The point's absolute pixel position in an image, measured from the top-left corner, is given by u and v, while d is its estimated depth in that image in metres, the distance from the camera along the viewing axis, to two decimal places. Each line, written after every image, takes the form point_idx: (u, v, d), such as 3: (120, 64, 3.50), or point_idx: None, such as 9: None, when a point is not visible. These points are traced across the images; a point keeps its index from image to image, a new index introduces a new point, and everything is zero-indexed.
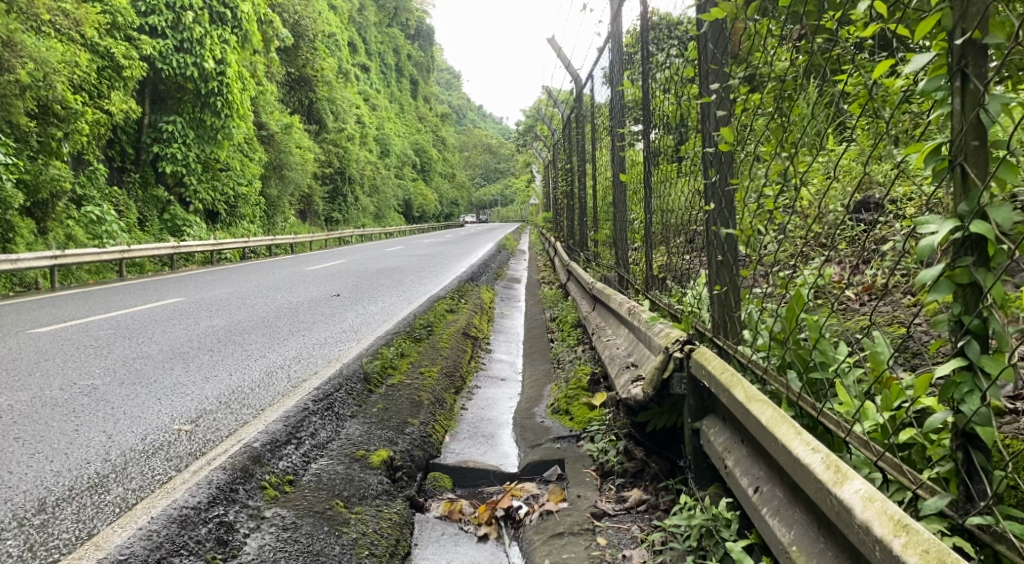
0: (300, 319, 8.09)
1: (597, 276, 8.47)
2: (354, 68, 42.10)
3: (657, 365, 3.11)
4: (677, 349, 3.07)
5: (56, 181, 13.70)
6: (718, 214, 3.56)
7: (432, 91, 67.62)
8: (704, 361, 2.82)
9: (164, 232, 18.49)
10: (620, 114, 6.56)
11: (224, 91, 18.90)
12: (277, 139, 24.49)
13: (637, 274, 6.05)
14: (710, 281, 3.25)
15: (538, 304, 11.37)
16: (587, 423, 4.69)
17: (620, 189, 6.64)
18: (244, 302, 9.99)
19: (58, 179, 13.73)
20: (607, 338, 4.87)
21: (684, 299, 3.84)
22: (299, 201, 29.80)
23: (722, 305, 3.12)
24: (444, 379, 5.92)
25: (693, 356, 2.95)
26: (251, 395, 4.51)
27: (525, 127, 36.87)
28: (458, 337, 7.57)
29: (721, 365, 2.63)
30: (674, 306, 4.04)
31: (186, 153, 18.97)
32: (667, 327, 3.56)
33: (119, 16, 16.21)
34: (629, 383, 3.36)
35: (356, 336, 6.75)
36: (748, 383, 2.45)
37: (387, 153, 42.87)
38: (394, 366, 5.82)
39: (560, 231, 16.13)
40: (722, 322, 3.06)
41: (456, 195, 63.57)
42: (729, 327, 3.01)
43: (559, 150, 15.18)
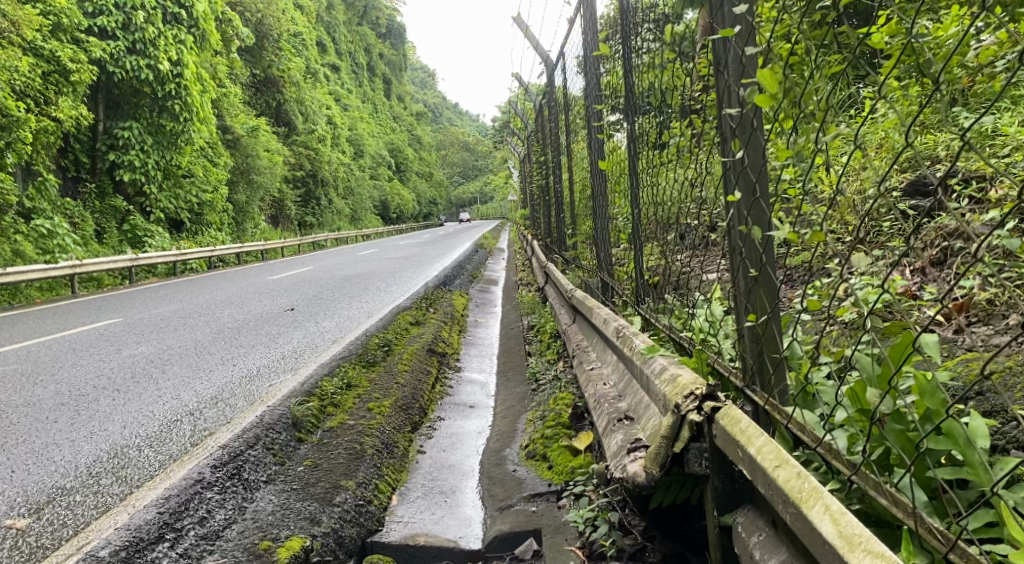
0: (239, 343, 7.05)
1: (577, 280, 7.52)
2: (324, 69, 40.93)
3: (666, 434, 2.15)
4: (690, 406, 2.14)
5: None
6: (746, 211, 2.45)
7: (407, 91, 66.45)
8: (744, 441, 1.92)
9: (124, 244, 17.28)
10: (595, 93, 5.58)
11: (182, 95, 17.71)
12: (243, 143, 23.31)
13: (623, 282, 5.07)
14: (736, 308, 2.37)
15: (515, 310, 10.38)
16: (570, 475, 3.70)
17: (599, 180, 5.69)
18: (187, 321, 8.93)
19: None
20: (588, 367, 3.89)
21: (696, 325, 2.88)
22: (270, 206, 28.57)
23: (754, 343, 2.28)
24: (397, 414, 4.90)
25: (722, 422, 2.02)
26: (129, 462, 3.50)
27: (500, 124, 35.84)
28: (421, 356, 6.56)
29: (786, 467, 1.79)
30: (679, 331, 3.08)
31: (145, 159, 17.74)
32: (672, 364, 2.60)
33: (64, 17, 14.97)
34: (625, 454, 2.38)
35: (296, 365, 5.73)
36: (850, 518, 1.62)
37: (359, 155, 41.63)
38: (336, 405, 4.82)
39: (537, 228, 15.18)
40: (758, 367, 2.25)
41: (433, 195, 62.42)
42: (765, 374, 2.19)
43: (534, 144, 14.17)
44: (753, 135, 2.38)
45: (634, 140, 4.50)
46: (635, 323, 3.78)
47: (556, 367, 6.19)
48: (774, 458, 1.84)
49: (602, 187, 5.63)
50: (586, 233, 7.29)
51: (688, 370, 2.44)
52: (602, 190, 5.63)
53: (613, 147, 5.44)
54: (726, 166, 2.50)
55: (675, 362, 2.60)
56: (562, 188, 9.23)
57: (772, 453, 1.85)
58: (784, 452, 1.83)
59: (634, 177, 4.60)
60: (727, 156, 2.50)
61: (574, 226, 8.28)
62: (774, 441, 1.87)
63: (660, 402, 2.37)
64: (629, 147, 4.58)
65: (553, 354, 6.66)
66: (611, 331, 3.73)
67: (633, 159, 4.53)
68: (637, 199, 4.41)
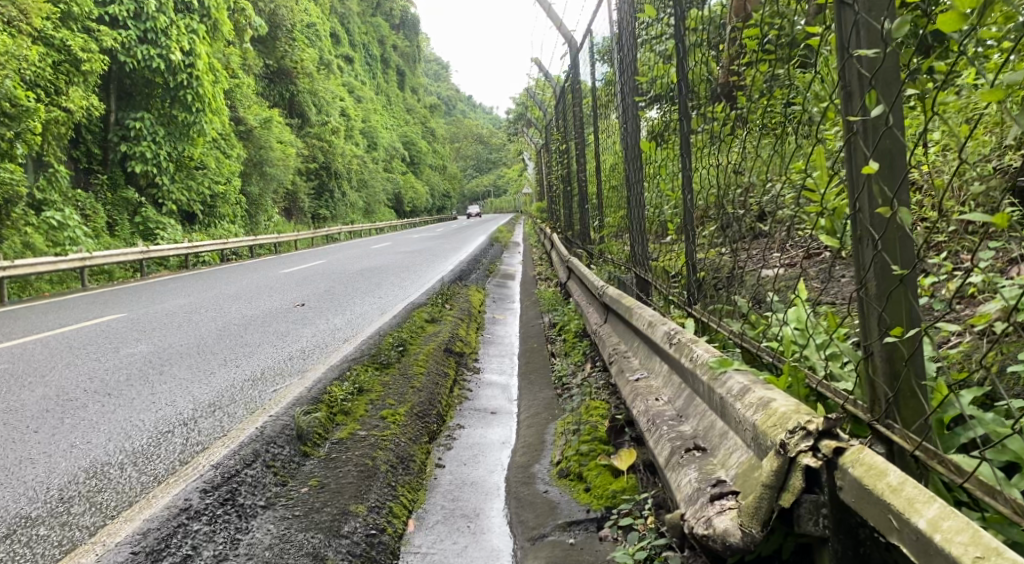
0: (245, 341, 6.61)
1: (604, 274, 7.03)
2: (337, 61, 40.53)
3: (771, 486, 1.79)
4: (807, 453, 1.78)
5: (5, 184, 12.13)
6: (889, 180, 1.97)
7: (421, 83, 65.96)
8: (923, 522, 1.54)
9: (136, 236, 16.91)
10: (630, 70, 5.06)
11: (194, 85, 17.23)
12: (256, 134, 22.91)
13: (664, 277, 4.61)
14: (866, 333, 2.05)
15: (535, 305, 9.87)
16: (611, 500, 3.24)
17: (636, 167, 5.21)
18: (192, 317, 8.51)
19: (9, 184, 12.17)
20: (631, 375, 3.44)
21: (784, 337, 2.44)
22: (283, 198, 28.16)
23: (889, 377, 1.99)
24: (412, 423, 4.46)
25: (871, 484, 1.63)
26: (109, 483, 3.10)
27: (515, 117, 35.25)
28: (438, 356, 6.10)
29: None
30: (749, 344, 2.67)
31: (157, 151, 17.32)
32: (755, 382, 2.16)
33: (74, 5, 14.56)
34: (708, 504, 1.98)
35: (304, 367, 5.29)
36: None
37: (373, 147, 41.20)
38: (346, 412, 4.38)
39: (556, 221, 14.70)
40: (897, 398, 1.96)
41: (447, 189, 61.95)
42: (906, 402, 1.95)
43: (553, 134, 13.63)
44: (896, 85, 1.94)
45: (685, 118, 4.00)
46: (686, 327, 3.32)
47: (586, 370, 5.71)
48: (973, 546, 1.45)
49: (637, 174, 5.15)
50: (615, 225, 6.80)
51: (780, 391, 2.03)
52: (637, 178, 5.15)
53: (655, 132, 4.96)
54: (848, 131, 2.05)
55: (756, 378, 2.17)
56: (585, 179, 8.74)
57: (967, 539, 1.46)
58: (987, 540, 1.44)
59: (684, 161, 4.10)
60: (849, 117, 2.05)
61: (600, 217, 7.80)
62: (965, 524, 1.48)
63: (747, 432, 1.98)
64: (681, 126, 4.06)
65: (580, 356, 6.20)
66: (658, 336, 3.27)
67: (686, 137, 3.99)
68: (688, 180, 3.87)
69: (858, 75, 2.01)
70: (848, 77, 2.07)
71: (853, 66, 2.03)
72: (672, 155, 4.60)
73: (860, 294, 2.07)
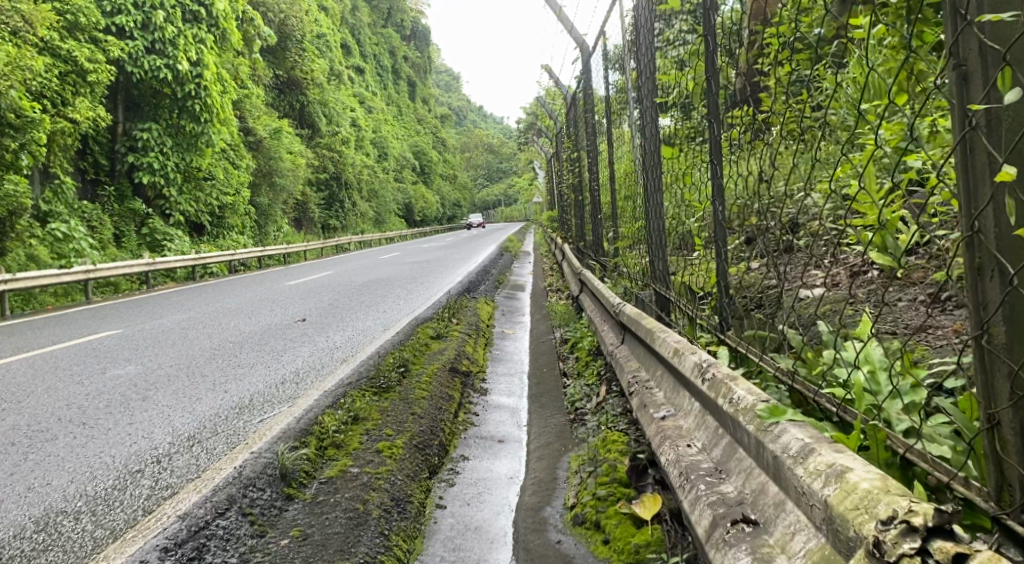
0: (238, 361, 6.24)
1: (619, 288, 6.66)
2: (348, 71, 40.33)
3: None
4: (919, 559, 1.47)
5: (9, 196, 11.80)
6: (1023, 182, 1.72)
7: (432, 93, 65.71)
8: None
9: (143, 247, 16.61)
10: (650, 70, 4.68)
11: (202, 95, 16.89)
12: (265, 145, 22.65)
13: (687, 297, 4.24)
14: (985, 400, 1.80)
15: (546, 320, 9.45)
16: (634, 554, 2.84)
17: (655, 175, 4.83)
18: (189, 334, 8.16)
19: (12, 196, 11.86)
20: (655, 411, 3.05)
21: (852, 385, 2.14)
22: (292, 208, 27.85)
23: (1007, 464, 1.76)
24: (410, 458, 4.09)
25: None
26: (56, 542, 2.81)
27: (525, 126, 34.85)
28: (443, 378, 5.72)
29: None
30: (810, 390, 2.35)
31: (165, 162, 17.01)
32: (817, 442, 1.87)
33: (80, 16, 14.26)
34: None
35: (297, 392, 4.92)
36: None
37: (383, 157, 40.91)
38: (338, 445, 4.01)
39: (568, 231, 14.30)
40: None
41: (458, 198, 61.67)
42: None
43: (565, 143, 13.24)
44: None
45: (716, 120, 3.62)
46: (720, 358, 2.96)
47: (601, 394, 5.31)
48: None
49: (656, 184, 4.76)
50: (631, 238, 6.43)
51: (852, 458, 1.76)
52: (656, 188, 4.76)
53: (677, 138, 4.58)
54: (966, 124, 1.79)
55: (823, 438, 1.88)
56: (600, 188, 8.33)
57: None
58: None
59: (713, 169, 3.72)
60: (968, 106, 1.79)
61: (614, 228, 7.40)
62: None
63: (819, 508, 1.70)
64: (710, 131, 3.69)
65: (594, 377, 5.80)
66: (686, 367, 2.89)
67: (716, 140, 3.61)
68: (719, 188, 3.48)
69: (980, 46, 1.75)
70: (959, 52, 1.80)
71: (973, 34, 1.76)
72: (697, 162, 4.21)
73: (980, 340, 1.79)
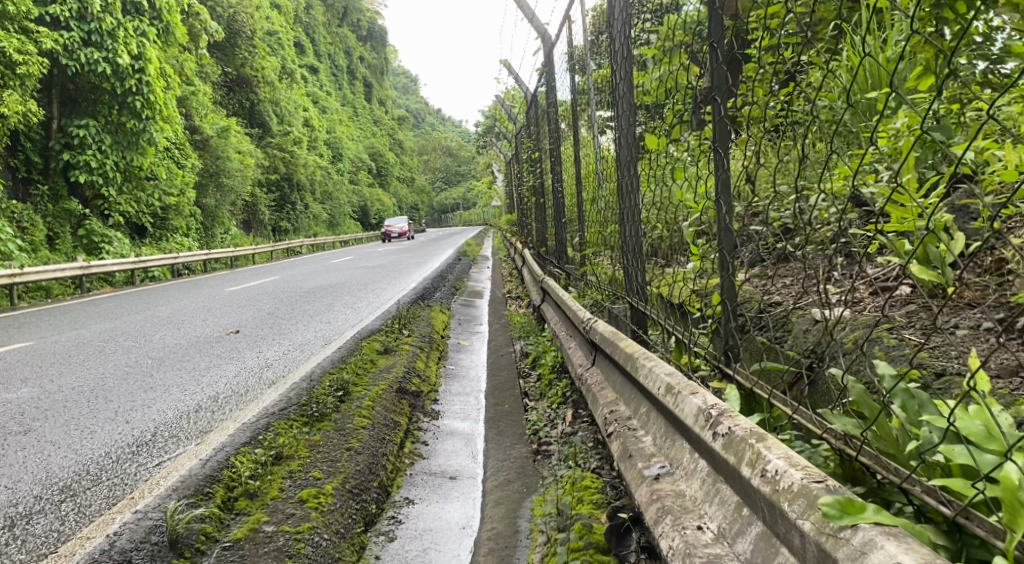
0: (152, 382, 5.44)
1: (585, 301, 6.06)
2: (301, 70, 39.19)
3: None
4: None
5: None
6: None
7: (389, 94, 64.58)
8: None
9: (78, 250, 15.48)
10: (626, 48, 4.03)
11: (145, 91, 15.80)
12: (212, 144, 21.61)
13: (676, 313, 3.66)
14: None
15: (504, 330, 8.81)
16: None
17: (629, 173, 4.22)
18: (106, 347, 7.29)
19: None
20: (642, 465, 2.41)
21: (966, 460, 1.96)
22: (242, 209, 26.73)
23: None
24: (340, 509, 3.40)
25: None
26: None
27: (484, 128, 34.13)
28: (389, 400, 5.01)
29: None
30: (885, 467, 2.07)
31: (103, 161, 15.82)
32: None
33: (9, 3, 13.03)
34: None
35: (212, 423, 4.17)
36: None
37: (337, 159, 39.82)
38: (252, 495, 3.32)
39: (527, 236, 13.70)
40: None
41: (415, 201, 60.68)
42: None
43: (525, 143, 12.64)
44: None
45: (718, 101, 2.98)
46: (732, 403, 2.43)
47: (567, 421, 4.68)
48: None
49: (631, 182, 4.14)
50: (598, 246, 5.87)
51: None
52: (631, 186, 4.14)
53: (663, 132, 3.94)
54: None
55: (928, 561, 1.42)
56: (562, 190, 7.71)
57: None
58: None
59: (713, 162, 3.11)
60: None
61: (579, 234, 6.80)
62: None
63: None
64: (713, 110, 3.08)
65: (558, 399, 5.18)
66: (685, 413, 2.28)
67: (721, 121, 2.99)
68: (723, 183, 2.88)
69: None
70: None
71: None
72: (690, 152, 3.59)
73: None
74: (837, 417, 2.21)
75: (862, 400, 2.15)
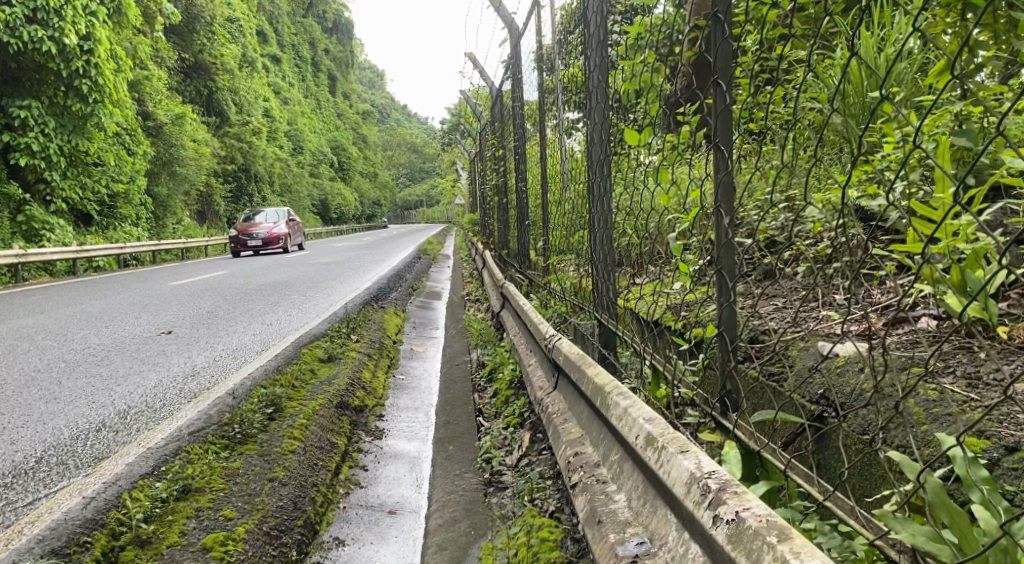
0: (58, 390, 4.86)
1: (548, 311, 5.61)
2: (263, 59, 38.12)
3: None
4: None
5: None
6: None
7: (353, 88, 63.63)
8: None
9: (15, 237, 14.51)
10: (602, 32, 3.52)
11: (92, 73, 14.83)
12: (165, 131, 20.66)
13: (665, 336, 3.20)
14: None
15: (461, 335, 8.33)
16: None
17: (601, 174, 3.70)
18: (21, 346, 6.66)
19: None
20: (615, 538, 1.96)
21: None
22: (196, 200, 25.81)
23: None
24: (253, 559, 2.88)
25: None
26: None
27: (449, 127, 33.60)
28: (325, 418, 4.45)
29: None
30: None
31: (46, 144, 14.83)
32: None
33: None
34: None
35: (109, 447, 3.63)
36: None
37: (297, 152, 38.90)
38: (145, 542, 2.83)
39: (489, 237, 13.26)
40: None
41: (377, 196, 59.87)
42: None
43: (489, 141, 12.14)
44: None
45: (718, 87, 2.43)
46: (733, 466, 2.11)
47: (524, 447, 4.22)
48: None
49: (603, 184, 3.65)
50: (564, 253, 5.41)
51: None
52: (603, 188, 3.65)
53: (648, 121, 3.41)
54: None
55: None
56: (526, 191, 7.19)
57: None
58: None
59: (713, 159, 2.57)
60: None
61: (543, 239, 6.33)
62: None
63: None
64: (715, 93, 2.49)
65: (515, 420, 4.70)
66: (671, 476, 1.83)
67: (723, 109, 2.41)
68: (725, 184, 2.40)
69: None
70: None
71: None
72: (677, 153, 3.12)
73: None
74: (900, 522, 1.87)
75: (942, 505, 1.85)
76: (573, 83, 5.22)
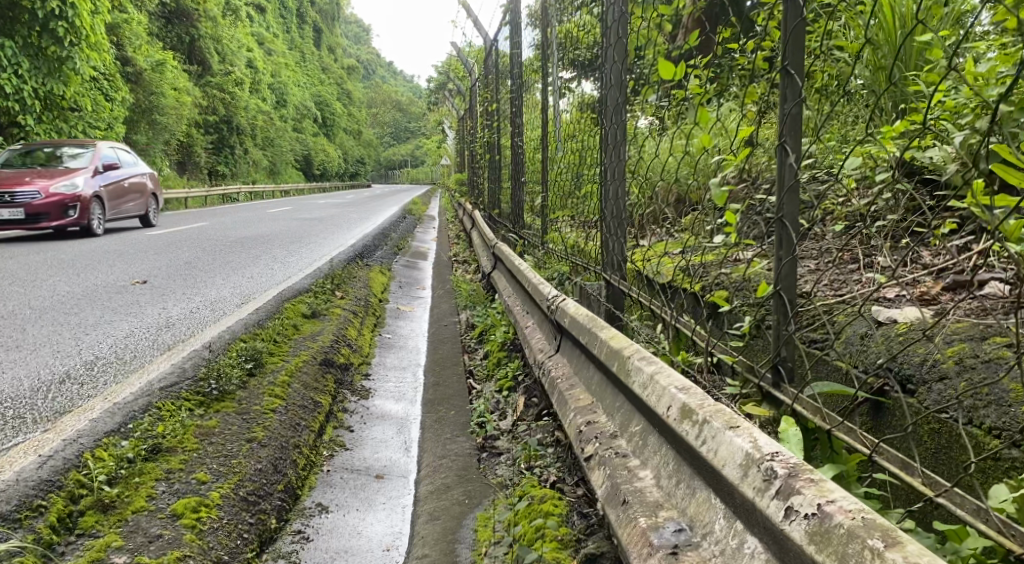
0: (20, 338, 4.55)
1: (544, 273, 5.34)
2: (247, 8, 37.09)
3: None
4: None
5: None
6: None
7: (339, 42, 62.32)
8: None
9: None
10: None
11: (68, 14, 14.17)
12: (145, 77, 19.97)
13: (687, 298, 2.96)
14: None
15: (449, 295, 8.05)
16: None
17: (617, 117, 3.37)
18: None
19: None
20: (647, 523, 1.78)
21: None
22: (176, 151, 25.15)
23: None
24: (226, 527, 2.62)
25: None
26: None
27: (437, 85, 32.96)
28: (308, 375, 4.16)
29: None
30: None
31: (19, 86, 14.01)
32: None
33: None
34: None
35: (72, 401, 3.34)
36: None
37: (280, 105, 38.01)
38: (106, 507, 2.57)
39: (478, 196, 12.93)
40: None
41: (361, 154, 58.99)
42: None
43: (480, 98, 11.74)
44: None
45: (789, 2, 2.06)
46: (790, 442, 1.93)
47: (519, 413, 3.98)
48: None
49: (618, 130, 3.33)
50: (563, 211, 5.11)
51: None
52: (618, 135, 3.33)
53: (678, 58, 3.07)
54: None
55: None
56: (521, 147, 6.88)
57: None
58: None
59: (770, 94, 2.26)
60: None
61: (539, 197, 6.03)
62: None
63: None
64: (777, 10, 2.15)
65: (508, 384, 4.45)
66: (722, 458, 1.64)
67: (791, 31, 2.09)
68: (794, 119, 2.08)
69: None
70: None
71: None
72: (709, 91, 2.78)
73: None
74: None
75: None
76: (569, 37, 4.88)
